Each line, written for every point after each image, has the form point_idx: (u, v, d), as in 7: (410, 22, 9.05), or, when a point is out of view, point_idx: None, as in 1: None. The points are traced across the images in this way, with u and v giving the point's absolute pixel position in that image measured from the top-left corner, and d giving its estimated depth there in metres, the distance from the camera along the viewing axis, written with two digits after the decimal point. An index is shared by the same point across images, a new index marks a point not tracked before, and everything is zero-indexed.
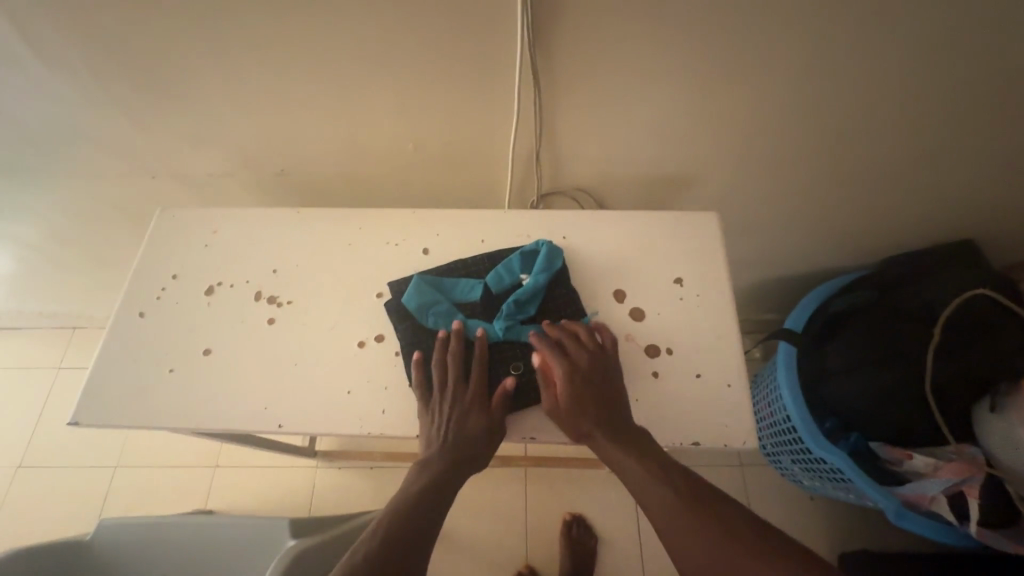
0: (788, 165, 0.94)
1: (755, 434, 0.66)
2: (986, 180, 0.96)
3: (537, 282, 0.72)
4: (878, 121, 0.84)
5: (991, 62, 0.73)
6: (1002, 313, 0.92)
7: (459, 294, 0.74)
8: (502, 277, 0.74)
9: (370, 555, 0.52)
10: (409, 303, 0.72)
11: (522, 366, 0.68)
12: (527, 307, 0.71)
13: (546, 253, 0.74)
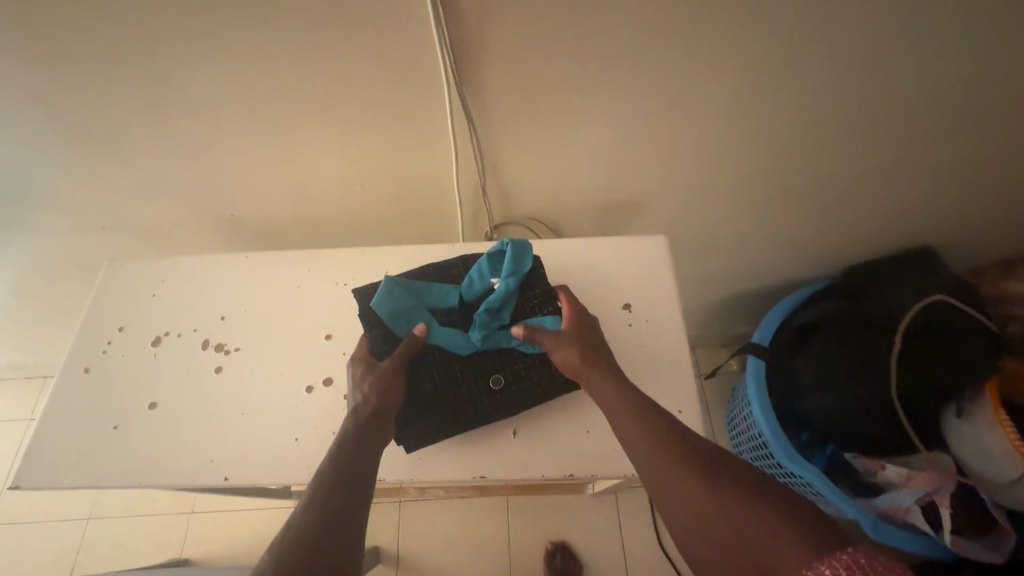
0: (737, 184, 0.95)
1: None
2: (931, 187, 0.98)
3: (508, 288, 0.72)
4: (815, 136, 0.86)
5: (912, 75, 0.75)
6: (961, 318, 0.93)
7: (436, 298, 0.74)
8: (474, 283, 0.74)
9: (307, 517, 0.50)
10: (379, 308, 0.71)
11: (502, 378, 0.70)
12: (503, 314, 0.72)
13: (515, 254, 0.74)
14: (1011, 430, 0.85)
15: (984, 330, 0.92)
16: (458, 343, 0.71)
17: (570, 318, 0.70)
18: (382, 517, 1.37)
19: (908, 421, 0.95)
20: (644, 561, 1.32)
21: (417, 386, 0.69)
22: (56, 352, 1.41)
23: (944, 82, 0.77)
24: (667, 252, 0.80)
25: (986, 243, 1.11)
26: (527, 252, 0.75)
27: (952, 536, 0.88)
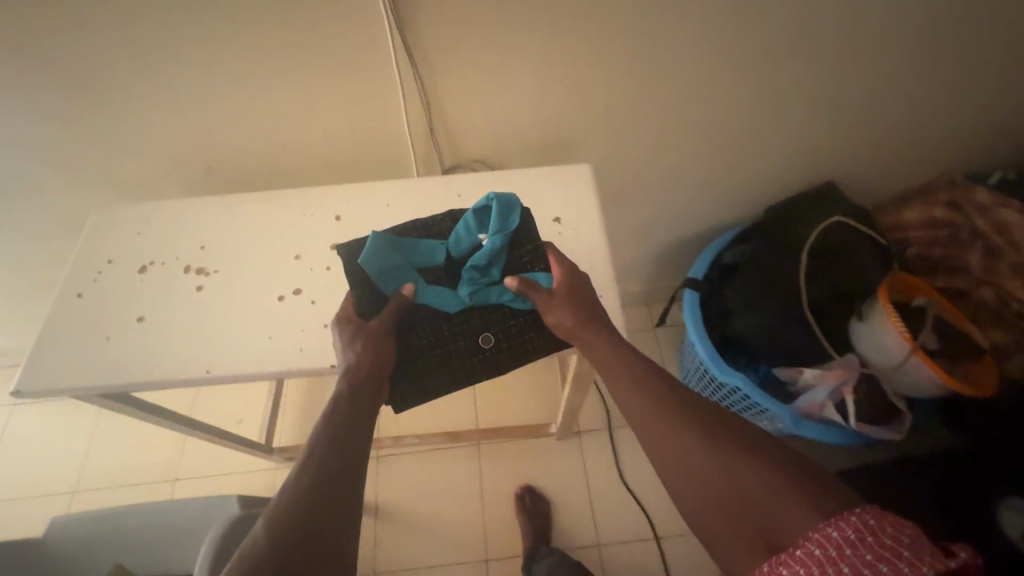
0: (661, 127, 1.07)
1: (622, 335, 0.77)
2: (827, 127, 1.12)
3: (494, 246, 0.78)
4: (721, 77, 0.99)
5: (789, 14, 0.89)
6: (854, 235, 1.08)
7: (424, 255, 0.80)
8: (462, 240, 0.80)
9: (294, 488, 0.56)
10: (365, 264, 0.77)
11: (491, 337, 0.79)
12: (491, 271, 0.79)
13: (501, 214, 0.80)
14: (900, 321, 0.97)
15: (873, 243, 1.07)
16: (448, 300, 0.78)
17: (563, 280, 0.76)
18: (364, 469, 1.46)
19: (820, 329, 1.07)
20: (609, 496, 1.40)
21: (412, 341, 0.78)
22: (24, 336, 1.45)
23: (817, 20, 0.91)
24: (593, 177, 0.92)
25: (888, 179, 1.26)
26: (514, 207, 0.81)
27: (857, 421, 1.00)
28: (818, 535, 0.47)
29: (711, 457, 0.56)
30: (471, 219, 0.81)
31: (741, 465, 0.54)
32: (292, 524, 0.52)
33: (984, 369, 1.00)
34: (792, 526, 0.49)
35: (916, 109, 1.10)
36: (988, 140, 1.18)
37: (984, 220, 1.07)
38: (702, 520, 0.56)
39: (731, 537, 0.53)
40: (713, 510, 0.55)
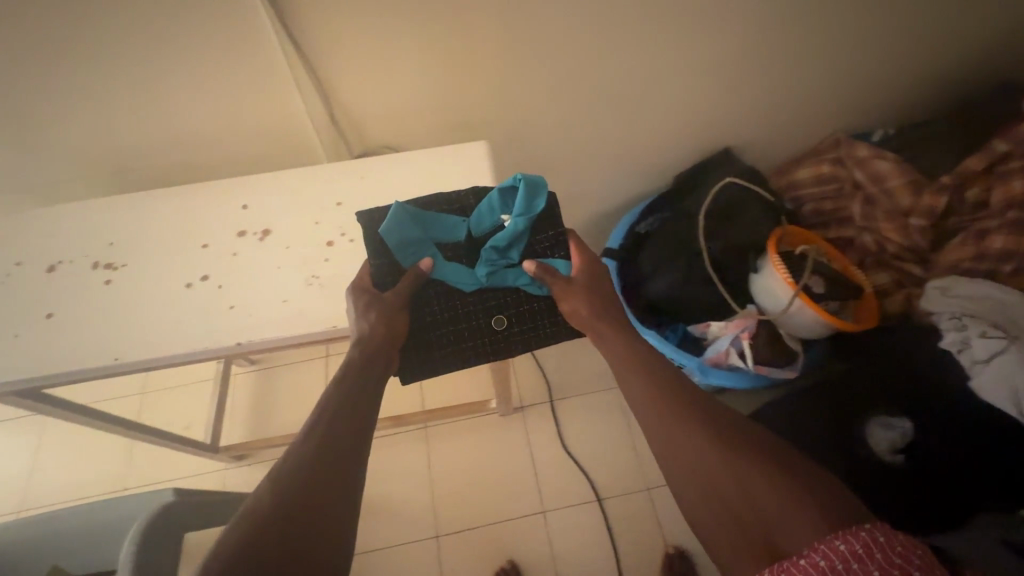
0: (562, 108, 1.12)
1: None
2: (719, 97, 1.18)
3: (516, 228, 0.81)
4: (608, 56, 1.04)
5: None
6: (746, 194, 1.15)
7: (445, 229, 0.83)
8: (484, 219, 0.84)
9: (291, 469, 0.59)
10: (386, 237, 0.79)
11: (504, 319, 0.84)
12: (510, 253, 0.83)
13: (526, 197, 0.82)
14: (785, 271, 1.06)
15: (763, 200, 1.14)
16: (464, 279, 0.82)
17: (581, 271, 0.82)
18: None
19: (723, 285, 1.14)
20: (553, 466, 1.45)
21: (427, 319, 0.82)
22: None
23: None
24: (490, 154, 0.96)
25: (786, 144, 1.33)
26: (541, 190, 0.83)
27: (757, 365, 1.08)
28: (824, 546, 0.52)
29: (722, 458, 0.61)
30: (497, 198, 0.83)
31: (743, 464, 0.60)
32: (285, 508, 0.55)
33: (864, 312, 1.10)
34: (794, 534, 0.54)
35: (797, 76, 1.18)
36: (869, 100, 1.27)
37: (862, 171, 1.16)
38: (701, 510, 0.61)
39: (729, 529, 0.59)
40: (715, 504, 0.60)
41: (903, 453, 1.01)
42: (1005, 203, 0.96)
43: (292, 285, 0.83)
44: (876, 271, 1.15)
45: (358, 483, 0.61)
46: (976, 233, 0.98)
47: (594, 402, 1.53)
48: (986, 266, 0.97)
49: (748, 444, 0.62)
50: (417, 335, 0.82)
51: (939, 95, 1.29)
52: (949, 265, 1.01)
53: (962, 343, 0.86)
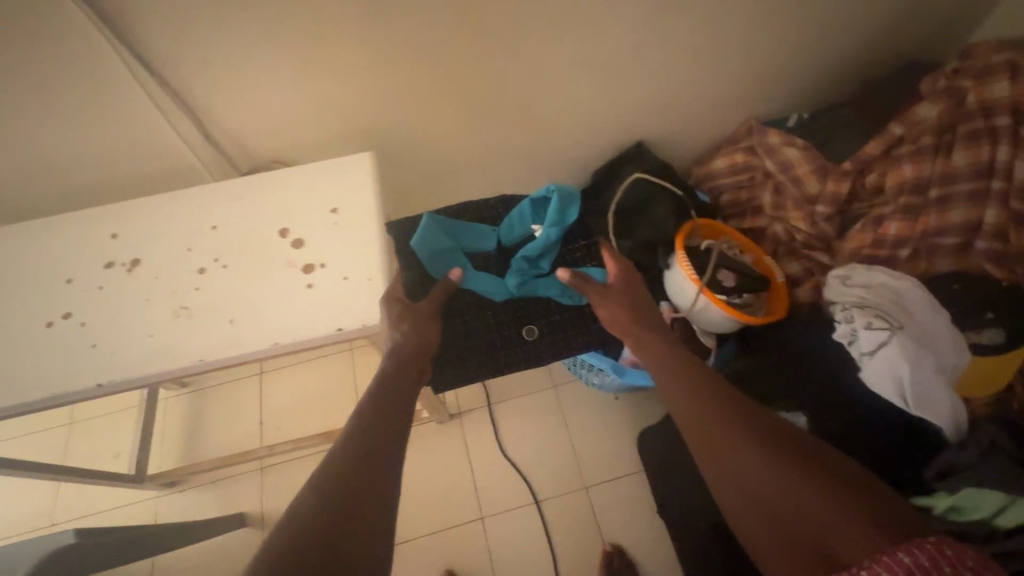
0: (459, 110, 1.08)
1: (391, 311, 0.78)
2: (622, 93, 1.16)
3: (548, 237, 0.98)
4: (496, 55, 1.00)
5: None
6: (654, 189, 1.13)
7: (476, 240, 1.03)
8: (511, 229, 1.03)
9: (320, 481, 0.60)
10: (418, 249, 0.96)
11: (534, 329, 0.98)
12: (539, 263, 0.99)
13: (560, 207, 0.98)
14: (690, 267, 1.03)
15: (669, 194, 1.12)
16: (496, 288, 0.98)
17: (616, 280, 0.92)
18: (249, 483, 1.46)
19: None
20: (492, 471, 1.44)
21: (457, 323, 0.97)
22: None
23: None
24: (373, 166, 0.92)
25: (704, 135, 1.31)
26: (573, 201, 0.99)
27: None
28: (887, 557, 0.45)
29: (762, 451, 0.59)
30: (527, 208, 1.01)
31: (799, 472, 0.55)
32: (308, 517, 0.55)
33: (775, 304, 1.08)
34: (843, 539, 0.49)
35: (703, 65, 1.15)
36: (782, 86, 1.24)
37: (772, 160, 1.15)
38: (745, 514, 0.59)
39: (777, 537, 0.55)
40: (756, 503, 0.58)
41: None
42: (897, 188, 0.96)
43: (159, 317, 0.79)
44: (788, 261, 1.13)
45: (391, 492, 0.62)
46: (874, 219, 0.98)
47: (532, 403, 1.52)
48: (885, 252, 0.97)
49: (784, 435, 0.60)
50: (449, 339, 0.96)
51: (853, 78, 1.27)
52: (851, 252, 1.01)
53: (851, 335, 0.86)
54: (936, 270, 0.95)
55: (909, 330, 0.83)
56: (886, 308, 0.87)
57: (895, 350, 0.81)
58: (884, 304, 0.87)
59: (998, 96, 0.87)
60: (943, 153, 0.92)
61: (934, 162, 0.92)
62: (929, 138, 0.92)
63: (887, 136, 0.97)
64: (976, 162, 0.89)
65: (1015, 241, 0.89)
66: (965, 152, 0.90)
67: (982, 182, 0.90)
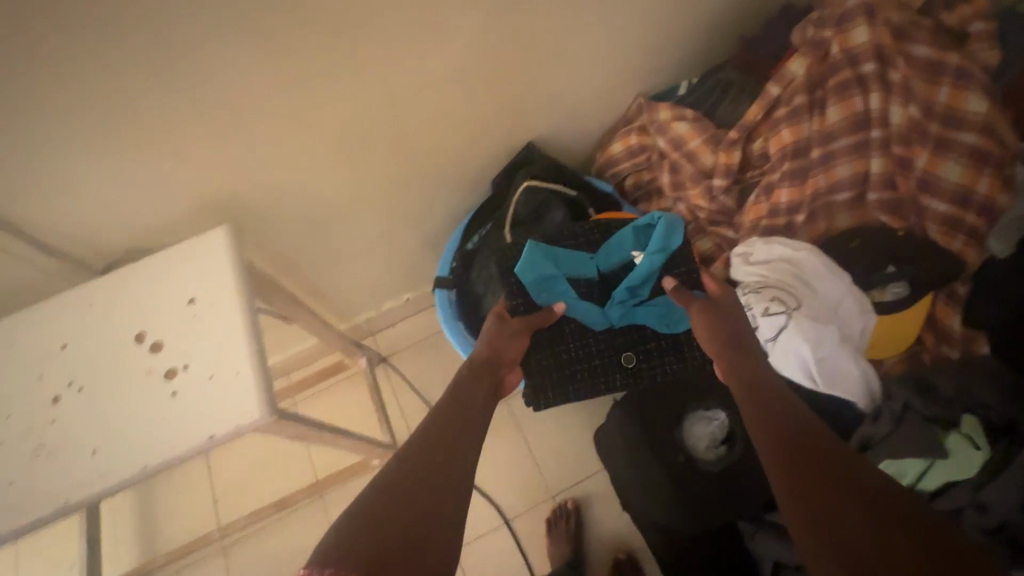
0: (317, 151, 1.00)
1: (263, 403, 0.73)
2: (492, 101, 1.09)
3: (652, 264, 0.93)
4: (334, 86, 0.92)
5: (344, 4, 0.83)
6: (545, 194, 1.09)
7: (574, 267, 0.97)
8: (609, 257, 0.99)
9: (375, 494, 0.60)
10: (522, 274, 0.93)
11: (633, 356, 0.94)
12: (640, 290, 0.94)
13: (664, 233, 0.95)
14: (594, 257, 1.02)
15: (559, 197, 1.10)
16: (595, 317, 0.94)
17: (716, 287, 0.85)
18: (213, 567, 1.40)
19: None
20: None
21: (559, 350, 0.92)
22: None
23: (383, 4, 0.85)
24: (226, 241, 0.85)
25: (594, 119, 1.24)
26: (677, 229, 0.96)
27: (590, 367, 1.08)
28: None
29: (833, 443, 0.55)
30: (627, 236, 0.98)
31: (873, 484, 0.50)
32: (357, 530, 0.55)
33: None
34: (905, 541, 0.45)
35: (567, 56, 1.09)
36: (660, 57, 1.18)
37: (663, 138, 1.09)
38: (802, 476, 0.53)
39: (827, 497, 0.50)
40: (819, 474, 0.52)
41: (725, 444, 0.96)
42: (780, 154, 0.91)
43: (14, 463, 0.73)
44: (699, 239, 1.09)
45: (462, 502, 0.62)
46: (765, 188, 0.94)
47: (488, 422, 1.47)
48: (782, 220, 0.93)
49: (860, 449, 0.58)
50: (551, 368, 0.92)
51: (730, 33, 1.21)
52: (751, 225, 0.96)
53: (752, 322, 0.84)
54: (836, 228, 0.91)
55: (807, 308, 0.82)
56: (785, 285, 0.84)
57: (795, 338, 0.80)
58: (782, 279, 0.85)
59: (860, 42, 0.84)
60: (818, 111, 0.88)
61: (811, 122, 0.88)
62: (801, 98, 0.88)
63: (765, 99, 0.92)
64: (850, 115, 0.86)
65: (903, 188, 0.86)
66: (837, 107, 0.86)
67: (861, 134, 0.86)
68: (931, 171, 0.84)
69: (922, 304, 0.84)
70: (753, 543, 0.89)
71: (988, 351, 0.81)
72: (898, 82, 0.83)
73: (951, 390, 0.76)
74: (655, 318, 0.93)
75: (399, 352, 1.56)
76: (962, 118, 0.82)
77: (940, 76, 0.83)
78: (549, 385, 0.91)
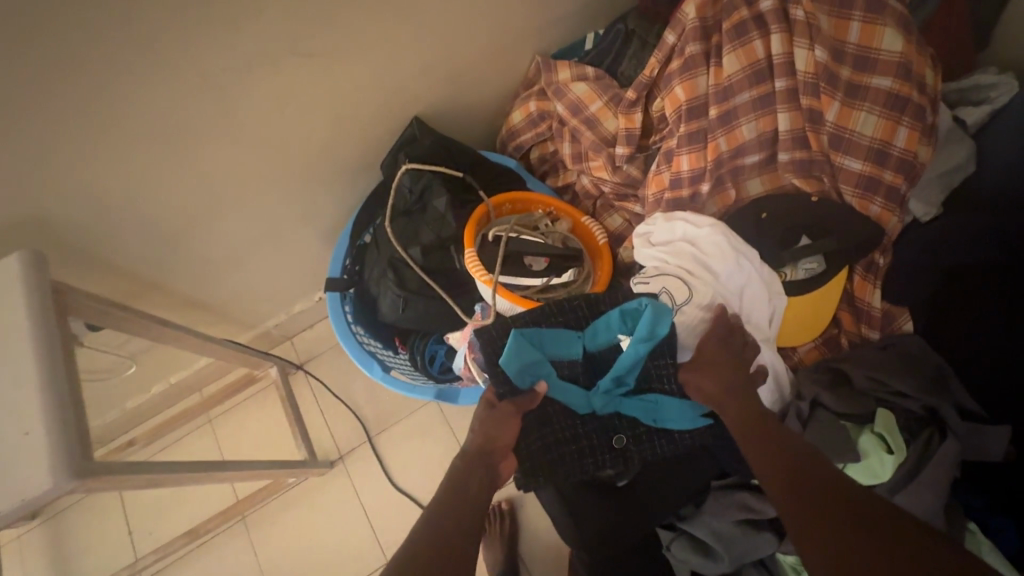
0: (148, 146, 0.86)
1: (54, 474, 0.61)
2: (359, 74, 0.94)
3: (636, 359, 0.71)
4: (142, 65, 0.77)
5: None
6: (428, 176, 0.96)
7: (560, 351, 0.74)
8: (600, 335, 0.75)
9: None
10: (505, 367, 0.71)
11: (624, 437, 0.75)
12: (626, 380, 0.73)
13: (653, 320, 0.70)
14: (477, 265, 0.88)
15: (444, 179, 0.97)
16: (579, 401, 0.74)
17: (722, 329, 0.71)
18: None
19: (439, 287, 0.95)
20: (389, 508, 1.31)
21: (545, 439, 0.73)
22: None
23: None
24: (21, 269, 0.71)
25: (488, 85, 1.10)
26: (667, 316, 0.71)
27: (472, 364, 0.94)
28: None
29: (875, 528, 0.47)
30: (617, 316, 0.74)
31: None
32: None
33: (602, 268, 0.94)
34: None
35: (441, 14, 0.94)
36: (553, 10, 1.05)
37: (561, 104, 0.95)
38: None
39: None
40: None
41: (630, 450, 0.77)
42: (676, 115, 0.78)
43: None
44: (609, 215, 0.99)
45: None
46: (664, 156, 0.81)
47: (416, 423, 1.38)
48: (687, 192, 0.80)
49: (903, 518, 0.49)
50: (539, 454, 0.72)
51: None
52: (654, 198, 0.83)
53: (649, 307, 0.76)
54: (748, 196, 0.80)
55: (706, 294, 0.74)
56: (685, 270, 0.75)
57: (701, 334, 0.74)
58: (681, 264, 0.75)
59: None
60: (714, 61, 0.76)
61: (707, 75, 0.76)
62: (694, 47, 0.75)
63: (662, 49, 0.80)
64: (749, 64, 0.74)
65: (815, 146, 0.74)
66: (733, 55, 0.74)
67: (764, 86, 0.74)
68: (843, 125, 0.73)
69: (840, 280, 0.75)
70: (670, 554, 0.77)
71: (910, 328, 0.75)
72: (801, 20, 0.71)
73: (864, 380, 0.68)
74: (645, 414, 0.74)
75: (316, 358, 1.43)
76: (875, 60, 0.71)
77: (849, 10, 0.71)
78: (536, 472, 0.72)
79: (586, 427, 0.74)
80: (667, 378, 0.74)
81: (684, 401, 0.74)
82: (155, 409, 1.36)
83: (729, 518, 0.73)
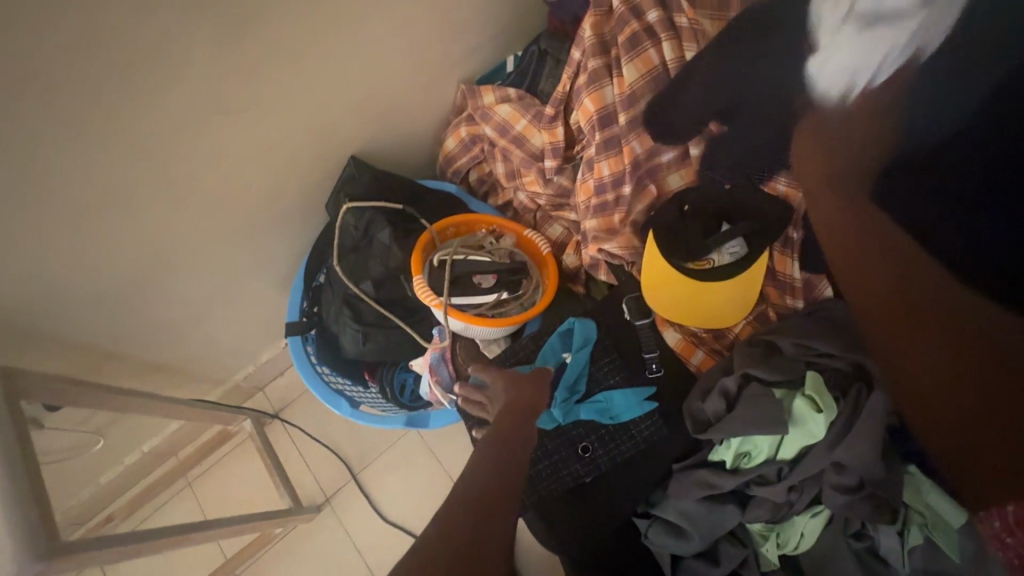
0: (85, 218, 0.86)
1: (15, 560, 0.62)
2: (288, 123, 0.97)
3: (578, 362, 0.85)
4: (66, 139, 0.78)
5: (31, 38, 0.69)
6: (368, 214, 0.98)
7: None
8: (548, 358, 0.88)
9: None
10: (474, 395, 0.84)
11: (589, 444, 0.83)
12: (577, 387, 0.85)
13: (581, 329, 0.87)
14: (427, 291, 0.92)
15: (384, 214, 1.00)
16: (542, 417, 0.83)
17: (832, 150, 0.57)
18: None
19: (398, 319, 0.98)
20: (381, 543, 1.31)
21: None
22: None
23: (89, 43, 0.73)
24: None
25: (420, 117, 1.14)
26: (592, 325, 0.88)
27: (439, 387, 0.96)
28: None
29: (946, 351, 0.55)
30: (556, 339, 0.89)
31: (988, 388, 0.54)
32: None
33: (549, 279, 0.97)
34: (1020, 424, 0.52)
35: (361, 56, 0.98)
36: (469, 40, 1.10)
37: (489, 126, 1.00)
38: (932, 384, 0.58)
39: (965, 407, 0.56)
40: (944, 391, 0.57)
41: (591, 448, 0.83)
42: (590, 124, 0.85)
43: None
44: (549, 225, 1.04)
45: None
46: (588, 164, 0.89)
47: (399, 453, 1.38)
48: (612, 195, 0.88)
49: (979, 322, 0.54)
50: None
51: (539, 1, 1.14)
52: (585, 204, 0.91)
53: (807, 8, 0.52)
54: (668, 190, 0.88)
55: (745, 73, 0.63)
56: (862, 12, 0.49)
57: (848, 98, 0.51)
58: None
59: None
60: (617, 72, 0.83)
61: (612, 86, 0.83)
62: (597, 61, 0.83)
63: (571, 66, 0.88)
64: (647, 71, 0.80)
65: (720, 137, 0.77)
66: (632, 65, 0.80)
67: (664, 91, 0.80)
68: None
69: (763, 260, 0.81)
70: (649, 541, 0.78)
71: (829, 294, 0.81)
72: (686, 26, 0.77)
73: (793, 348, 0.73)
74: (601, 415, 0.83)
75: (290, 404, 1.43)
76: None
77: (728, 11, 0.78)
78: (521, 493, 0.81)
79: (556, 443, 0.83)
80: (611, 375, 0.86)
81: (626, 387, 0.84)
82: (129, 482, 1.33)
83: (692, 497, 0.75)
